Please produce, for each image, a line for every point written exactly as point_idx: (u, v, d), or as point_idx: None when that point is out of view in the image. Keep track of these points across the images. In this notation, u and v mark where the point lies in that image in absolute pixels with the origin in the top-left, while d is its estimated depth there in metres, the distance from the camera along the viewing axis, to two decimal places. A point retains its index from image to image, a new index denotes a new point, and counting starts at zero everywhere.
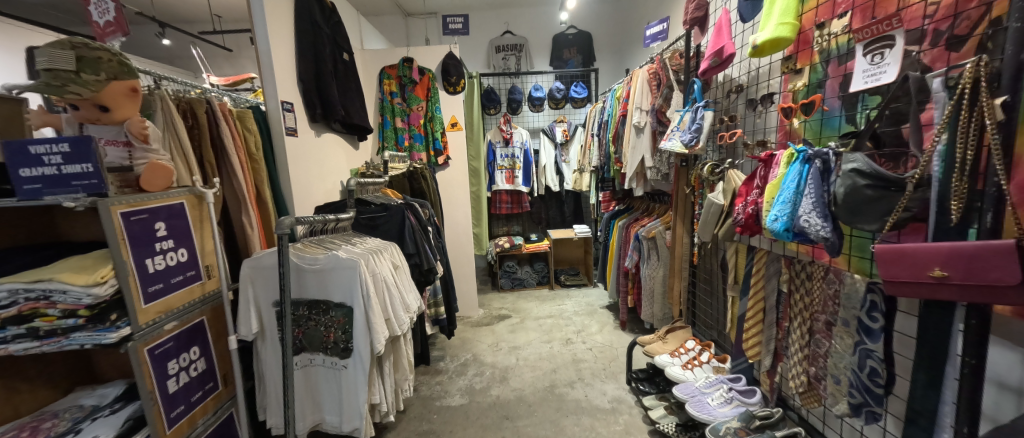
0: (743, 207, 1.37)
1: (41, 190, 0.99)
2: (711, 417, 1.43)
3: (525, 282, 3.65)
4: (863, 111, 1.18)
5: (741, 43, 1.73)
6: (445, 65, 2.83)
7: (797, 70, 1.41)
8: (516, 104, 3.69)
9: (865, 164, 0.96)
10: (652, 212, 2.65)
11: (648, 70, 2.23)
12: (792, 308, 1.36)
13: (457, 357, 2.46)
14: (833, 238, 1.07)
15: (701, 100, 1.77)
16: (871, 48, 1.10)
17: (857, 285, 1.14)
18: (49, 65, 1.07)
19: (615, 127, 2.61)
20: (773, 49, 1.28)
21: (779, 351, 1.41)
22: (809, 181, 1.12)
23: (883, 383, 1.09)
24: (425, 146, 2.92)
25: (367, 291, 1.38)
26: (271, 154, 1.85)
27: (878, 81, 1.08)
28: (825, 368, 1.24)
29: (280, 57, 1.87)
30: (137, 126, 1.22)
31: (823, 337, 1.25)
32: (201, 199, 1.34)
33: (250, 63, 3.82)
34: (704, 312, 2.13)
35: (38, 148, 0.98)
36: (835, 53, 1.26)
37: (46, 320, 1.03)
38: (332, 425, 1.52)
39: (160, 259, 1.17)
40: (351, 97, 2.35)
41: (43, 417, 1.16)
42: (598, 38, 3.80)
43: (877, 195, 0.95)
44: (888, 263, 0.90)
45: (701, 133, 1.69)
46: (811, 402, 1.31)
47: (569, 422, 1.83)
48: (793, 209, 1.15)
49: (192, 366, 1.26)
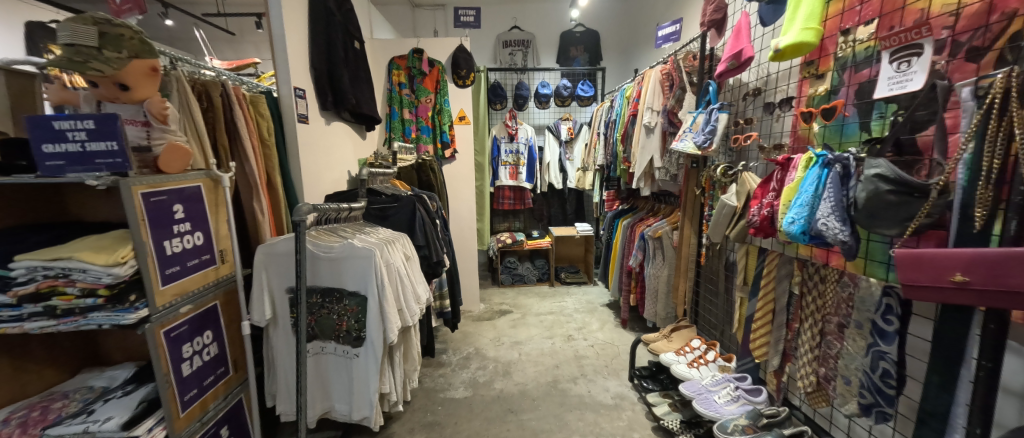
0: (757, 209, 1.38)
1: (64, 167, 0.98)
2: (718, 414, 1.46)
3: (526, 277, 3.66)
4: (880, 118, 1.20)
5: (760, 47, 1.71)
6: (456, 58, 2.83)
7: (818, 75, 1.40)
8: (522, 100, 3.69)
9: (889, 170, 0.97)
10: (657, 213, 2.68)
11: (661, 71, 2.21)
12: (803, 310, 1.38)
13: (459, 351, 2.47)
14: (850, 242, 1.08)
15: (715, 102, 1.78)
16: (897, 56, 1.11)
17: (872, 289, 1.16)
18: (71, 40, 1.06)
19: (624, 127, 2.62)
20: (795, 53, 1.28)
21: (788, 352, 1.44)
22: (827, 185, 1.13)
23: (895, 384, 1.11)
24: (432, 138, 2.92)
25: (382, 281, 1.38)
26: (282, 141, 1.84)
27: (904, 89, 1.09)
28: (835, 369, 1.26)
29: (294, 43, 1.85)
30: (156, 106, 1.20)
31: (835, 338, 1.26)
32: (217, 182, 1.34)
33: (254, 47, 3.80)
34: (706, 312, 2.15)
35: (62, 123, 0.97)
36: (852, 61, 1.28)
37: (63, 299, 1.04)
38: (340, 413, 1.53)
39: (177, 241, 1.16)
40: (361, 86, 2.34)
41: (54, 397, 1.18)
42: (605, 36, 3.82)
43: (898, 201, 0.96)
44: (906, 269, 0.91)
45: (714, 136, 1.70)
46: (819, 402, 1.33)
47: (572, 416, 1.84)
48: (810, 213, 1.16)
49: (205, 350, 1.26)
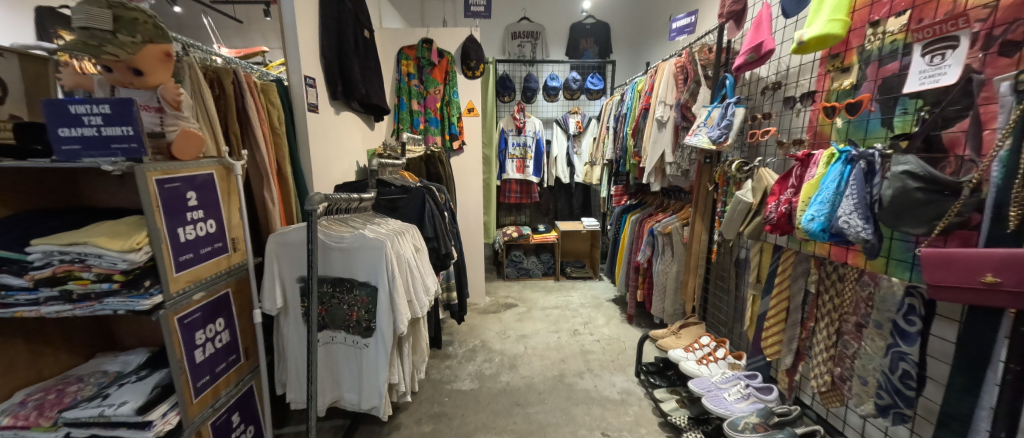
0: (775, 206, 1.36)
1: (79, 151, 0.98)
2: (728, 411, 1.45)
3: (531, 272, 3.65)
4: (903, 114, 1.18)
5: (782, 39, 1.68)
6: (466, 48, 2.80)
7: (843, 69, 1.37)
8: (531, 92, 3.65)
9: (919, 167, 0.95)
10: (667, 208, 2.66)
11: (675, 64, 2.18)
12: (819, 309, 1.36)
13: (465, 343, 2.47)
14: (872, 240, 1.06)
15: (732, 97, 1.75)
16: (930, 49, 1.07)
17: (894, 289, 1.14)
18: (85, 24, 1.05)
19: (635, 121, 2.58)
20: (819, 46, 1.25)
21: (802, 351, 1.43)
22: (850, 182, 1.11)
23: (915, 386, 1.09)
24: (441, 130, 2.90)
25: (393, 272, 1.38)
26: (293, 130, 1.84)
27: (937, 83, 1.05)
28: (851, 369, 1.25)
29: (305, 31, 1.83)
30: (170, 93, 1.20)
31: (852, 338, 1.25)
32: (229, 170, 1.33)
33: (261, 36, 3.77)
34: (716, 309, 2.14)
35: (78, 107, 0.96)
36: (876, 55, 1.26)
37: (79, 283, 1.04)
38: (350, 402, 1.53)
39: (191, 228, 1.16)
40: (371, 76, 2.32)
41: (69, 380, 1.19)
42: (616, 29, 3.77)
43: (926, 199, 0.94)
44: (934, 269, 0.89)
45: (730, 130, 1.66)
46: (833, 402, 1.32)
47: (579, 411, 1.84)
48: (831, 210, 1.14)
49: (217, 338, 1.26)
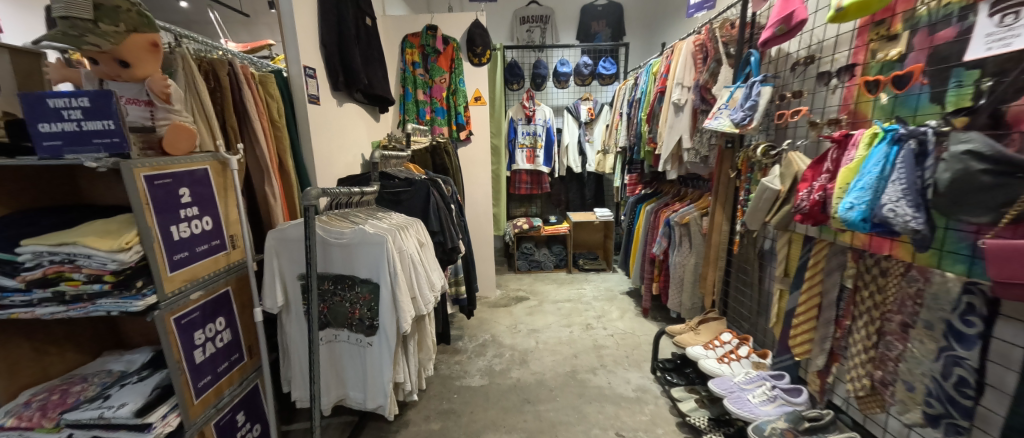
0: (807, 193, 1.24)
1: (61, 147, 0.92)
2: (753, 415, 1.35)
3: (542, 264, 3.57)
4: (958, 87, 1.05)
5: (814, 9, 1.53)
6: (471, 34, 2.69)
7: (890, 37, 1.23)
8: (540, 79, 3.53)
9: (983, 145, 0.83)
10: (684, 197, 2.54)
11: (693, 42, 2.05)
12: (857, 306, 1.25)
13: (475, 338, 2.41)
14: (924, 231, 0.94)
15: (757, 75, 1.61)
16: (1000, 8, 0.93)
17: (949, 285, 1.02)
18: (65, 13, 0.96)
19: (650, 106, 2.45)
20: (859, 13, 1.11)
21: (835, 351, 1.31)
22: (897, 165, 0.99)
23: (973, 394, 0.98)
24: (447, 120, 2.81)
25: (395, 269, 1.31)
26: (293, 122, 1.77)
27: (1006, 47, 0.91)
28: (894, 373, 1.14)
29: (303, 18, 1.75)
30: (159, 84, 1.13)
31: (896, 339, 1.13)
32: (224, 165, 1.27)
33: (267, 29, 3.72)
34: (737, 304, 2.02)
35: (57, 101, 0.91)
36: (926, 21, 1.13)
37: (71, 284, 1.00)
38: (355, 401, 1.49)
39: (185, 226, 1.10)
40: (374, 65, 2.24)
41: (73, 380, 1.16)
42: (629, 10, 3.61)
43: (995, 183, 0.82)
44: (1001, 263, 0.79)
45: (755, 112, 1.53)
46: (872, 407, 1.21)
47: (592, 409, 1.76)
48: (873, 197, 1.02)
49: (218, 337, 1.21)
